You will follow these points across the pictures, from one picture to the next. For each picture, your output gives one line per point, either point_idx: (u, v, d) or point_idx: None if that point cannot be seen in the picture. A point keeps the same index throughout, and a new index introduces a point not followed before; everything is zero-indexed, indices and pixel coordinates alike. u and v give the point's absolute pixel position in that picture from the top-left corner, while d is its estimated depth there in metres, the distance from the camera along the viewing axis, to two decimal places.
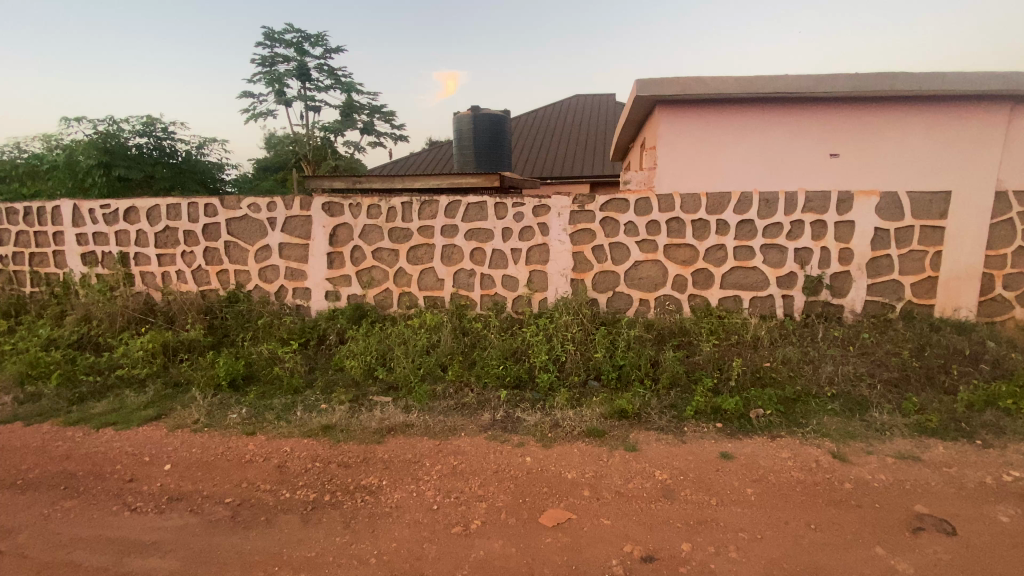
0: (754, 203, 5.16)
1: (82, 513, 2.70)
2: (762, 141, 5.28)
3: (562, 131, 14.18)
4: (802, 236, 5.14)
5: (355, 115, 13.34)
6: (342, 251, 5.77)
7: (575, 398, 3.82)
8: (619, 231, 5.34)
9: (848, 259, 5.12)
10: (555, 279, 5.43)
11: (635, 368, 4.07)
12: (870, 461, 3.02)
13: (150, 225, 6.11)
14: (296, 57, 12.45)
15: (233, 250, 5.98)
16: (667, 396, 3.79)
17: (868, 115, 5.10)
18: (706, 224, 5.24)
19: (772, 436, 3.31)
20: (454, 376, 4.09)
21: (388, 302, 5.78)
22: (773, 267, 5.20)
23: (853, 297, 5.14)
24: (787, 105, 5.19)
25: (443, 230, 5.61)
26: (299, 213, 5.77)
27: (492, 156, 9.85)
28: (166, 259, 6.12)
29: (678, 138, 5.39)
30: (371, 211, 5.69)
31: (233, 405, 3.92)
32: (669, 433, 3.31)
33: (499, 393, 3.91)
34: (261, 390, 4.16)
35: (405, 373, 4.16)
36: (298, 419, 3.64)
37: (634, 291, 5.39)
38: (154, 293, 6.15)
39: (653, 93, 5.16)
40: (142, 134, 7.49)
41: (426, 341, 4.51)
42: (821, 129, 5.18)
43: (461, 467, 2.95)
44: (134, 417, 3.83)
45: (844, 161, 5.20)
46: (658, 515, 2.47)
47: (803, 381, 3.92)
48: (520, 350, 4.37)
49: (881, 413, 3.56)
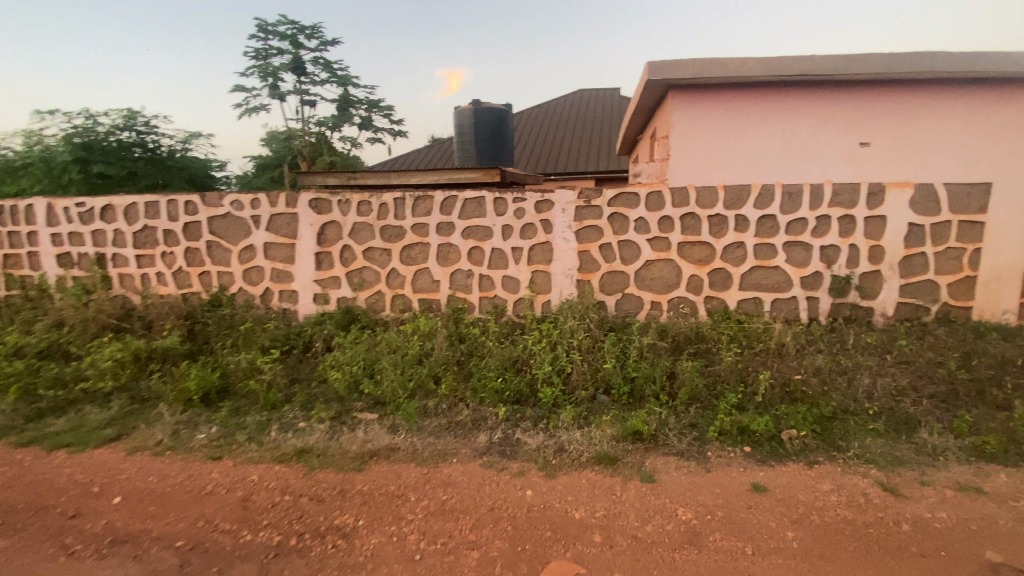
0: (777, 197, 4.74)
1: (9, 558, 2.32)
2: (786, 130, 4.85)
3: (568, 125, 13.73)
4: (828, 232, 4.73)
5: (351, 109, 12.48)
6: (331, 252, 5.38)
7: (583, 416, 3.38)
8: (628, 228, 4.92)
9: (878, 258, 4.71)
10: (558, 280, 5.03)
11: (649, 382, 3.61)
12: (927, 495, 2.59)
13: (128, 224, 5.76)
14: (290, 51, 11.67)
15: (216, 250, 5.61)
16: (686, 414, 3.34)
17: (902, 99, 4.70)
18: (724, 220, 4.81)
19: (810, 463, 2.86)
20: (448, 390, 3.65)
21: (380, 305, 5.37)
22: (796, 266, 4.79)
23: (883, 299, 4.73)
24: (811, 90, 4.77)
25: (439, 228, 5.21)
26: (283, 211, 5.38)
27: (493, 152, 9.40)
28: (145, 260, 5.77)
29: (692, 128, 4.96)
30: (361, 208, 5.30)
31: (201, 423, 3.52)
32: (690, 460, 2.88)
33: (497, 410, 3.46)
34: (233, 405, 3.74)
35: (392, 387, 3.73)
36: (270, 441, 3.22)
37: (645, 293, 4.97)
38: (134, 296, 5.80)
39: (665, 77, 4.71)
40: (123, 128, 7.08)
41: (418, 349, 4.12)
42: (849, 117, 4.77)
43: (451, 503, 2.54)
44: (92, 437, 3.46)
45: (874, 151, 4.82)
46: (684, 571, 2.05)
47: (839, 396, 3.48)
48: (522, 361, 3.93)
49: (930, 434, 3.13)
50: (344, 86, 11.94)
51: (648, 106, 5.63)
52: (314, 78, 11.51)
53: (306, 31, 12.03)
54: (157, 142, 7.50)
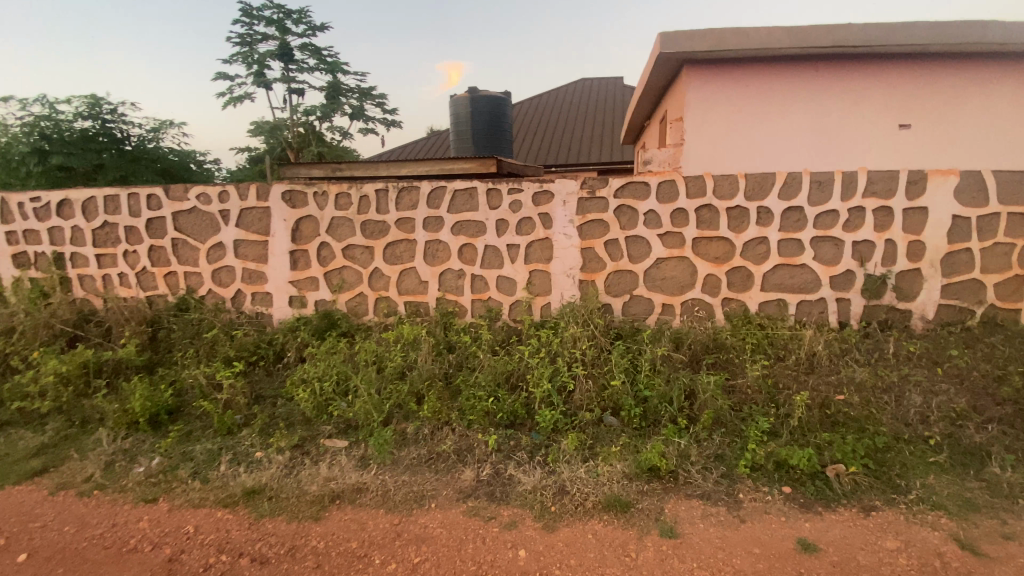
0: (804, 186, 4.20)
1: None
2: (815, 111, 4.30)
3: (569, 115, 13.15)
4: (862, 226, 4.19)
5: (341, 98, 11.89)
6: (307, 250, 4.87)
7: (587, 443, 2.86)
8: (636, 222, 4.39)
9: (918, 255, 4.17)
10: (559, 281, 4.50)
11: (664, 404, 3.08)
12: (1018, 556, 2.09)
13: (86, 220, 5.25)
14: (276, 36, 11.08)
15: (182, 249, 5.10)
16: (709, 442, 2.82)
17: (946, 75, 4.17)
18: (744, 213, 4.28)
19: (865, 510, 2.37)
20: (431, 412, 3.11)
21: (362, 309, 4.86)
22: (825, 265, 4.26)
23: (923, 301, 4.19)
24: (844, 66, 4.23)
25: (426, 223, 4.69)
26: (254, 205, 4.87)
27: (489, 142, 8.86)
28: (106, 260, 5.26)
29: (709, 109, 4.41)
30: (340, 201, 4.78)
31: (143, 454, 3.02)
32: (720, 505, 2.38)
33: (485, 436, 2.94)
34: (184, 430, 3.24)
35: (365, 407, 3.20)
36: (218, 477, 2.72)
37: (655, 295, 4.45)
38: (95, 300, 5.30)
39: (681, 49, 4.16)
40: (87, 117, 6.54)
41: (400, 362, 3.61)
42: (887, 96, 4.23)
43: (424, 569, 2.03)
44: (15, 470, 2.96)
45: (915, 134, 4.27)
46: None
47: (888, 420, 2.97)
48: (517, 375, 3.41)
49: (1004, 470, 2.62)
50: (333, 74, 11.36)
51: (658, 86, 5.07)
52: (301, 65, 10.92)
53: (293, 16, 11.43)
54: (125, 131, 6.96)
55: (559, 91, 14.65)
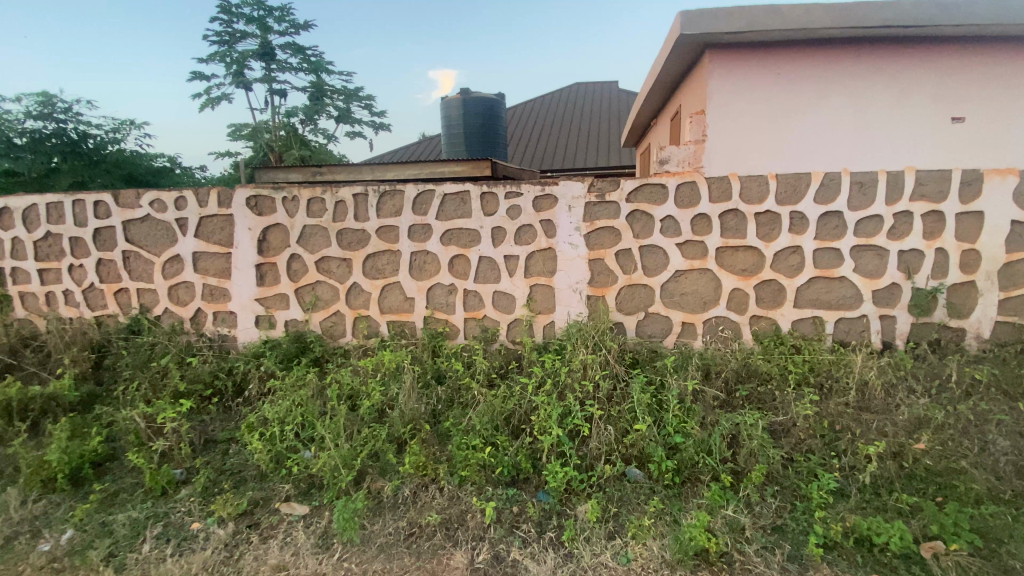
0: (844, 187, 3.65)
1: None
2: (855, 103, 3.77)
3: (564, 120, 12.63)
4: (910, 234, 3.64)
5: (326, 99, 11.27)
6: (275, 263, 4.26)
7: (609, 511, 2.29)
8: (652, 230, 3.82)
9: (973, 265, 3.62)
10: (564, 297, 3.93)
11: (702, 455, 2.50)
12: None
13: (26, 230, 4.62)
14: (256, 34, 10.46)
15: (135, 262, 4.48)
16: (766, 507, 2.26)
17: (1004, 62, 3.66)
18: (776, 218, 3.72)
19: None
20: (413, 467, 2.50)
21: (338, 329, 4.25)
22: (868, 277, 3.71)
23: (979, 318, 3.64)
24: (888, 51, 3.70)
25: (411, 232, 4.10)
26: (215, 212, 4.27)
27: (483, 146, 8.31)
28: (49, 275, 4.63)
29: (735, 101, 3.87)
30: (312, 207, 4.19)
31: (52, 526, 2.43)
32: None
33: (479, 501, 2.36)
34: (111, 490, 2.64)
35: (329, 461, 2.56)
36: (134, 565, 2.15)
37: (674, 312, 3.88)
38: (37, 320, 4.66)
39: (705, 31, 3.61)
40: (36, 116, 5.91)
41: (379, 398, 3.02)
42: (938, 85, 3.71)
43: None
44: None
45: (968, 129, 3.75)
46: None
47: (979, 473, 2.40)
48: (519, 418, 2.82)
49: None
50: (317, 74, 10.75)
51: (673, 75, 4.54)
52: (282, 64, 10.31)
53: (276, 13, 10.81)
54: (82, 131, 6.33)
55: (553, 95, 14.15)
